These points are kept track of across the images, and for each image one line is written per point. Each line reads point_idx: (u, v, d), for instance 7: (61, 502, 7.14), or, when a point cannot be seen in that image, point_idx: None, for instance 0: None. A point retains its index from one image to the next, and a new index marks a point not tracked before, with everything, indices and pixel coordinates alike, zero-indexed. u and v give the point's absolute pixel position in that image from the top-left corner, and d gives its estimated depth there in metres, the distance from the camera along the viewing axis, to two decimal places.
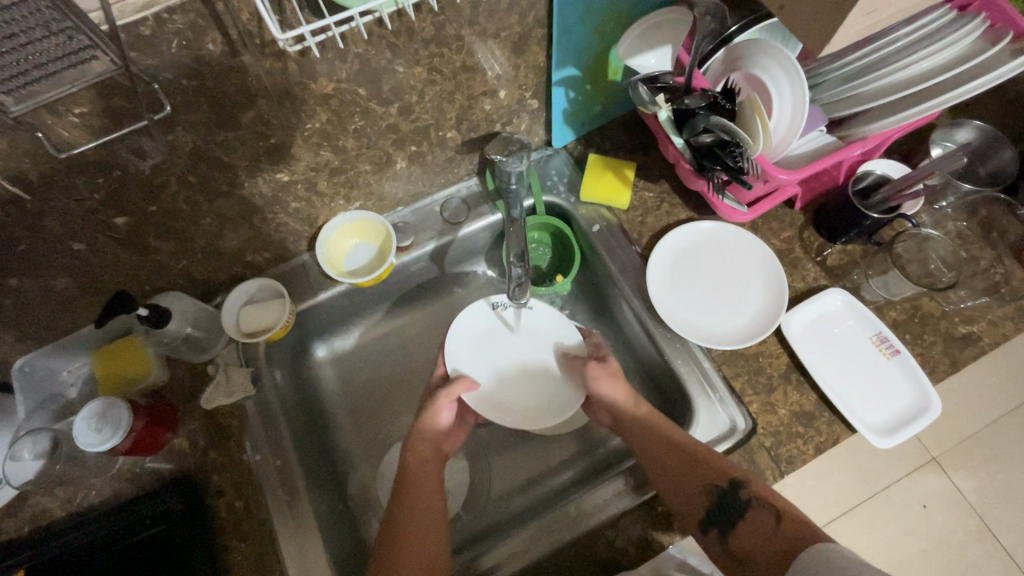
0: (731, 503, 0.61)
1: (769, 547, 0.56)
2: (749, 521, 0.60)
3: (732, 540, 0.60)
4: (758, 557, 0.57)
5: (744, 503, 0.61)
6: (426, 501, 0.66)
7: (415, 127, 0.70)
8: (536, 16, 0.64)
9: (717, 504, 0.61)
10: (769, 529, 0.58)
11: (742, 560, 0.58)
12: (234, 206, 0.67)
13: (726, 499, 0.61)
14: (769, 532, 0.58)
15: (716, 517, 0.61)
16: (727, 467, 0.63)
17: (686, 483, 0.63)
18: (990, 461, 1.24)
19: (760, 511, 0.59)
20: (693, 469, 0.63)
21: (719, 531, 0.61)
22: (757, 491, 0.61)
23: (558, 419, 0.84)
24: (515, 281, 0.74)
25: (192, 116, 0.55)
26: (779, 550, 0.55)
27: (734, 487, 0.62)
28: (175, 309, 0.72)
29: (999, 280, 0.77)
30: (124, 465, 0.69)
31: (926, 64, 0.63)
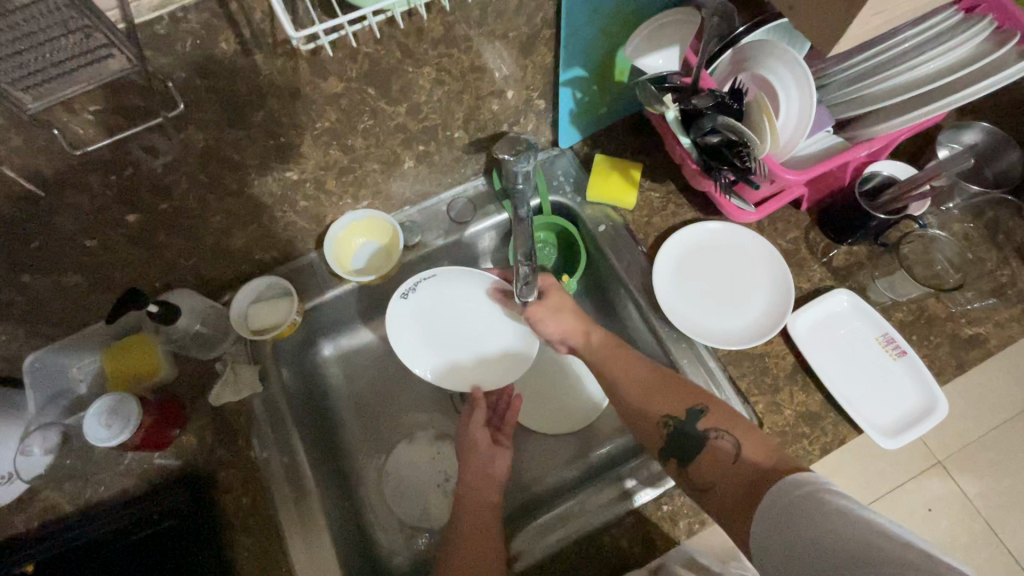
0: (688, 434, 0.60)
1: (732, 476, 0.55)
2: (710, 452, 0.58)
3: (693, 471, 0.59)
4: (721, 488, 0.56)
5: (703, 435, 0.60)
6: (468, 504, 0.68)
7: (423, 127, 0.71)
8: (545, 16, 0.64)
9: (675, 436, 0.61)
10: (728, 456, 0.57)
11: (704, 489, 0.57)
12: (243, 204, 0.68)
13: (682, 428, 0.61)
14: (731, 462, 0.56)
15: (675, 445, 0.61)
16: (687, 398, 0.63)
17: (646, 422, 0.64)
18: (996, 464, 1.23)
19: (720, 442, 0.58)
20: (652, 404, 0.64)
21: (680, 462, 0.60)
22: (717, 420, 0.60)
23: (565, 418, 0.85)
24: (523, 279, 0.73)
25: (204, 114, 0.56)
26: (738, 479, 0.54)
27: (692, 417, 0.61)
28: (185, 305, 0.73)
29: (1006, 281, 0.77)
30: (132, 461, 0.69)
31: (932, 66, 0.63)
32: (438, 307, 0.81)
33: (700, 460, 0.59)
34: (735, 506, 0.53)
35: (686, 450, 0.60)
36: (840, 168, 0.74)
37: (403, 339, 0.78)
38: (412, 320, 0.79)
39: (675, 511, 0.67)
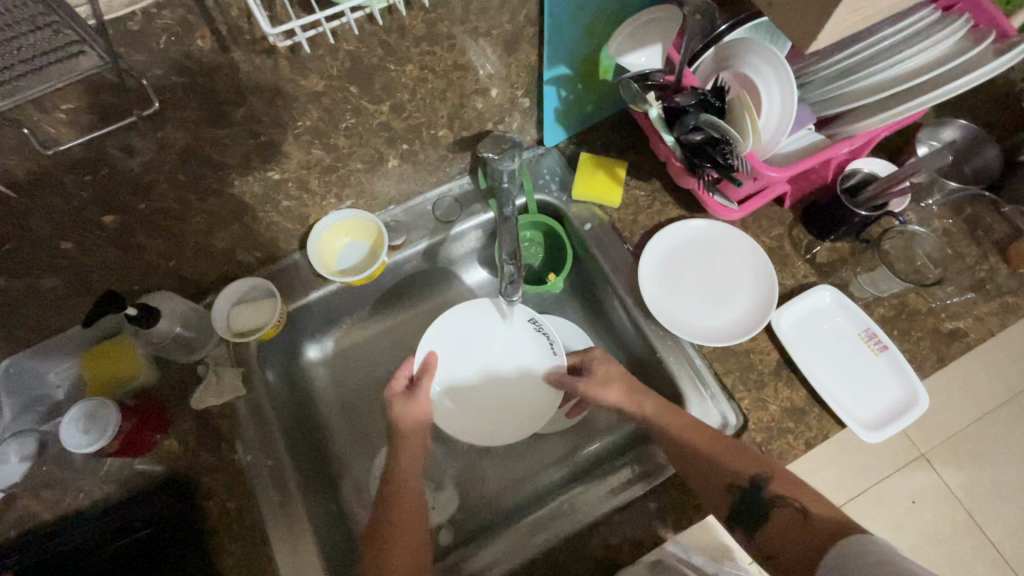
0: (755, 503, 0.62)
1: (801, 547, 0.58)
2: (774, 519, 0.61)
3: (760, 538, 0.62)
4: (784, 555, 0.59)
5: (768, 501, 0.62)
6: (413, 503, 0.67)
7: (407, 126, 0.70)
8: (528, 14, 0.64)
9: (741, 508, 0.63)
10: (797, 526, 0.60)
11: (771, 558, 0.60)
12: (224, 205, 0.67)
13: (750, 496, 0.62)
14: (799, 530, 0.59)
15: (740, 517, 0.63)
16: (746, 464, 0.64)
17: (708, 489, 0.64)
18: (977, 456, 1.26)
19: (785, 510, 0.61)
20: (721, 470, 0.63)
21: (745, 527, 0.63)
22: (780, 486, 0.62)
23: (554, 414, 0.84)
24: (507, 278, 0.73)
25: (182, 113, 0.55)
26: (808, 549, 0.57)
27: (756, 487, 0.62)
28: (165, 308, 0.71)
29: (984, 277, 0.77)
30: (112, 467, 0.67)
31: (910, 63, 0.64)
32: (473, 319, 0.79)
33: (767, 529, 0.61)
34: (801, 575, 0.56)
35: (749, 515, 0.63)
36: (823, 164, 0.74)
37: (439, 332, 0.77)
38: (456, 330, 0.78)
39: (662, 508, 0.67)
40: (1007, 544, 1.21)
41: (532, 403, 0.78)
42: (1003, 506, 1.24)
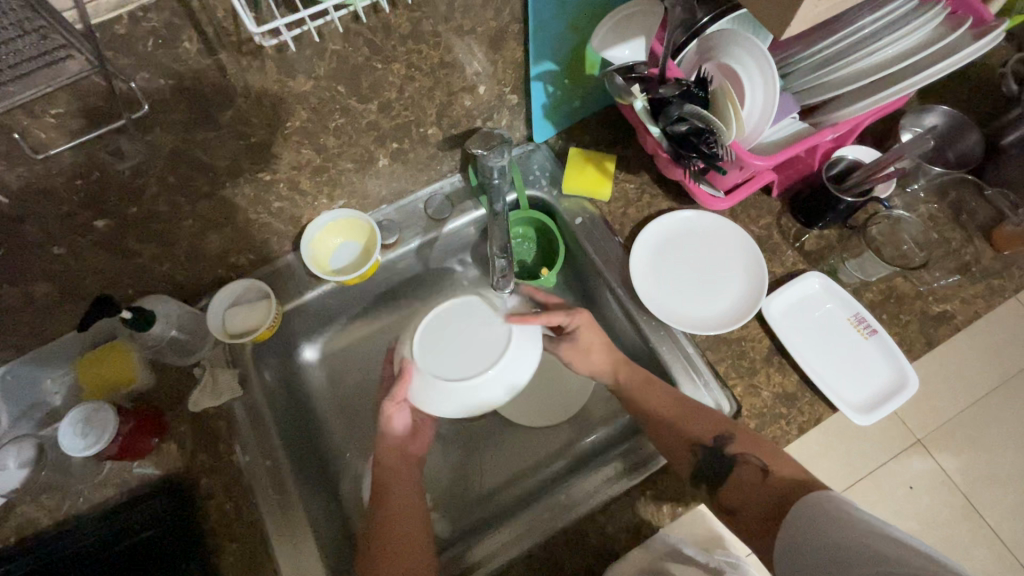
0: (719, 461, 0.65)
1: (759, 500, 0.62)
2: (739, 475, 0.64)
3: (723, 493, 0.65)
4: (747, 506, 0.62)
5: (730, 458, 0.65)
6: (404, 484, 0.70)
7: (396, 124, 0.71)
8: (512, 10, 0.65)
9: (705, 465, 0.65)
10: (757, 480, 0.63)
11: (734, 512, 0.63)
12: (216, 207, 0.67)
13: (713, 453, 0.65)
14: (757, 484, 0.63)
15: (704, 474, 0.65)
16: (710, 426, 0.67)
17: (672, 449, 0.67)
18: (973, 440, 1.27)
19: (748, 466, 0.64)
20: (682, 429, 0.67)
21: (709, 485, 0.65)
22: (744, 443, 0.65)
23: (555, 404, 0.85)
24: (499, 271, 0.73)
25: (171, 116, 0.55)
26: (767, 505, 0.61)
27: (720, 443, 0.66)
28: (159, 311, 0.72)
29: (970, 260, 0.79)
30: (112, 470, 0.68)
31: (891, 50, 0.65)
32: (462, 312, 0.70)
33: (728, 484, 0.65)
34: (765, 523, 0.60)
35: (714, 471, 0.65)
36: (807, 153, 0.76)
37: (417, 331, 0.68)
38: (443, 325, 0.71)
39: (658, 496, 0.68)
40: (1003, 526, 1.23)
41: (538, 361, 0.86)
42: (999, 488, 1.25)
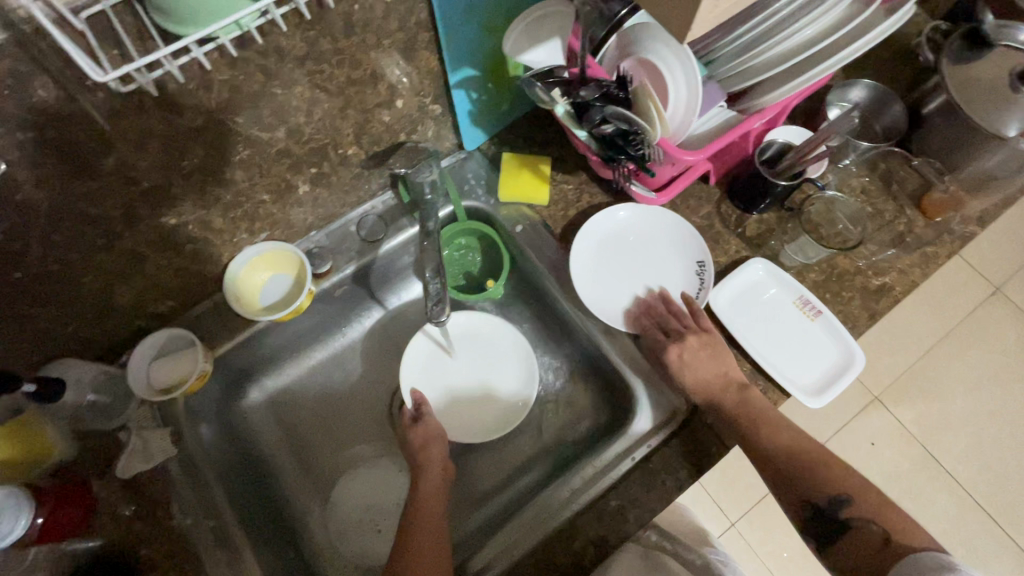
0: (830, 524, 0.60)
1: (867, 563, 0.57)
2: (855, 539, 0.58)
3: (831, 555, 0.60)
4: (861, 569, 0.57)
5: (848, 521, 0.59)
6: (435, 480, 0.69)
7: (310, 149, 0.66)
8: (418, 19, 0.61)
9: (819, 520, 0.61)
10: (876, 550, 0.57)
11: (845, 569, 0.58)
12: (117, 258, 0.61)
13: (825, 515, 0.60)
14: (875, 553, 0.57)
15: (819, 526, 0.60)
16: (830, 484, 0.62)
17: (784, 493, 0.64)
18: (926, 392, 1.32)
19: (866, 530, 0.58)
20: (814, 478, 0.62)
21: (818, 546, 0.61)
22: (863, 509, 0.59)
23: (493, 419, 0.78)
24: (433, 297, 0.67)
25: (40, 170, 0.49)
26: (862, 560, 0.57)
27: (833, 507, 0.60)
28: (69, 377, 0.66)
29: (904, 230, 0.80)
30: (40, 553, 0.60)
31: (808, 32, 0.65)
32: (627, 236, 0.78)
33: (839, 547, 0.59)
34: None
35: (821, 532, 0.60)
36: (741, 138, 0.75)
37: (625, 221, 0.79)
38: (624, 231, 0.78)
39: (624, 504, 0.66)
40: (961, 470, 1.28)
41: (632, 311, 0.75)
42: (954, 434, 1.30)
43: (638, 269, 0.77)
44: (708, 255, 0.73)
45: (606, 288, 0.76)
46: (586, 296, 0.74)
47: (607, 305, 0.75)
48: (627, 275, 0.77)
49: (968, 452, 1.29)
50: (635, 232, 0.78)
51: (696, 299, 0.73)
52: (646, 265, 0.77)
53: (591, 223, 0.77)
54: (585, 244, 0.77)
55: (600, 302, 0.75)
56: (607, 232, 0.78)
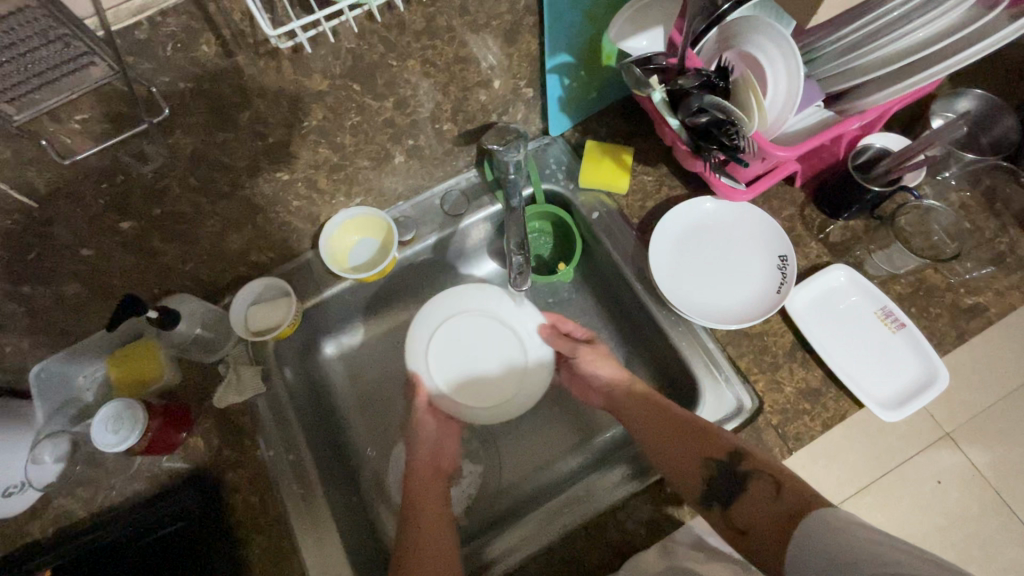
0: (731, 479, 0.61)
1: (764, 518, 0.57)
2: (750, 494, 0.60)
3: (734, 514, 0.60)
4: (759, 531, 0.57)
5: (743, 478, 0.61)
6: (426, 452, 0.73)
7: (411, 121, 0.71)
8: (527, 3, 0.65)
9: (715, 484, 0.62)
10: (772, 497, 0.58)
11: (746, 532, 0.58)
12: (236, 207, 0.68)
13: (720, 477, 0.62)
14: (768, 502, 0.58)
15: (716, 491, 0.61)
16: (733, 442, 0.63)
17: (684, 464, 0.63)
18: (1006, 434, 1.22)
19: (759, 482, 0.60)
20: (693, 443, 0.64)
21: (722, 505, 0.61)
22: (758, 464, 0.61)
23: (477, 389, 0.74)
24: (515, 270, 0.74)
25: (191, 118, 0.57)
26: (773, 517, 0.56)
27: (730, 464, 0.62)
28: (183, 310, 0.73)
29: (1004, 249, 0.76)
30: (144, 463, 0.70)
31: (920, 34, 0.63)
32: (705, 231, 0.79)
33: (740, 506, 0.60)
34: (766, 556, 0.55)
35: (723, 494, 0.61)
36: (834, 141, 0.73)
37: (704, 214, 0.79)
38: (702, 224, 0.79)
39: (678, 492, 0.68)
40: None
41: (705, 302, 0.75)
42: None
43: (719, 260, 0.77)
44: (792, 249, 0.73)
45: (681, 278, 0.77)
46: (661, 282, 0.75)
47: (681, 294, 0.75)
48: (703, 266, 0.77)
49: None
50: (714, 225, 0.79)
51: (778, 292, 0.73)
52: (727, 257, 0.77)
53: (674, 211, 0.78)
54: (664, 231, 0.78)
55: (672, 289, 0.75)
56: (689, 221, 0.79)
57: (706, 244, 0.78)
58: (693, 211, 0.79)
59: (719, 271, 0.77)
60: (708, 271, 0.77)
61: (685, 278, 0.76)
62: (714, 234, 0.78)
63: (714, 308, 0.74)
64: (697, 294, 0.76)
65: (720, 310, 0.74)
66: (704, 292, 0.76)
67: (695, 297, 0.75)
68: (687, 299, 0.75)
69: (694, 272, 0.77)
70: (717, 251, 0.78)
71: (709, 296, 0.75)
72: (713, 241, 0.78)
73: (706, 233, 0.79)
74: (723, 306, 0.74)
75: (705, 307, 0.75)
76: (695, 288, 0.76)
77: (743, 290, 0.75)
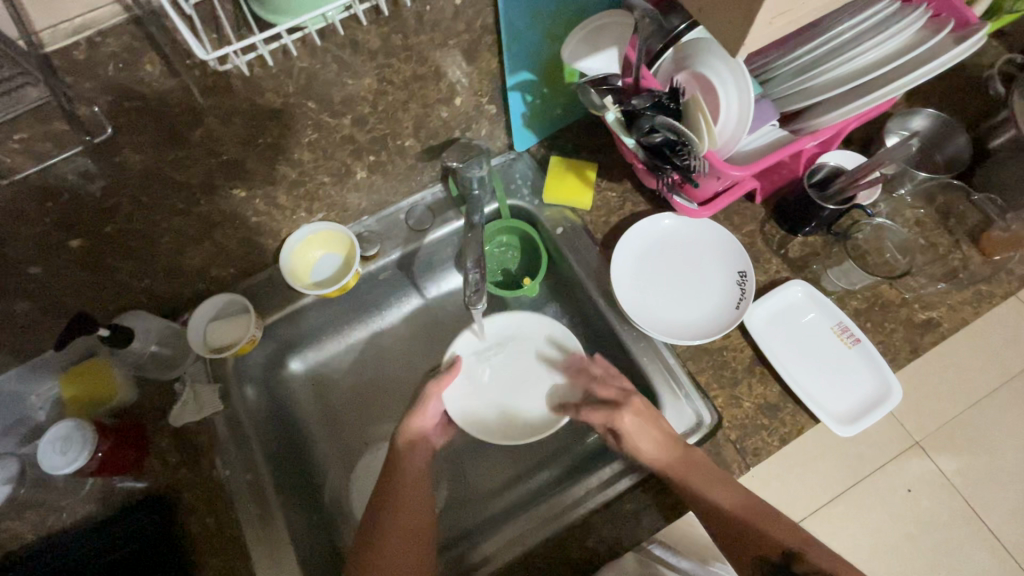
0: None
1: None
2: None
3: None
4: None
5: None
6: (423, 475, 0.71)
7: (372, 138, 0.71)
8: (483, 22, 0.65)
9: (769, 573, 0.64)
10: None
11: None
12: (192, 224, 0.67)
13: (776, 569, 0.64)
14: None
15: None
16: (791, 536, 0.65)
17: (737, 554, 0.65)
18: (973, 442, 1.24)
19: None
20: (765, 538, 0.65)
21: None
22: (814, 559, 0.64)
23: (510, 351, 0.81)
24: (472, 286, 0.71)
25: (140, 136, 0.56)
26: None
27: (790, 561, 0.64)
28: (137, 328, 0.71)
29: (957, 265, 0.78)
30: (95, 484, 0.68)
31: (871, 55, 0.64)
32: (668, 246, 0.79)
33: None
34: None
35: None
36: (791, 158, 0.75)
37: (668, 229, 0.80)
38: (664, 240, 0.80)
39: (638, 509, 0.68)
40: (1003, 529, 1.21)
41: (666, 318, 0.75)
42: (999, 491, 1.22)
43: (681, 275, 0.78)
44: (750, 265, 0.74)
45: (645, 294, 0.77)
46: (623, 297, 0.75)
47: (643, 309, 0.76)
48: (665, 281, 0.78)
49: (1013, 512, 1.21)
50: (676, 241, 0.80)
51: (738, 307, 0.73)
52: (689, 272, 0.78)
53: (636, 226, 0.79)
54: (626, 247, 0.78)
55: (632, 305, 0.75)
56: (651, 236, 0.80)
57: (667, 259, 0.79)
58: (654, 225, 0.80)
59: (681, 287, 0.77)
60: (670, 287, 0.77)
61: (648, 296, 0.77)
62: (678, 250, 0.79)
63: (675, 324, 0.75)
64: (659, 309, 0.76)
65: (680, 326, 0.75)
66: (665, 306, 0.76)
67: (655, 313, 0.76)
68: (648, 314, 0.76)
69: (655, 287, 0.77)
70: (679, 267, 0.78)
71: (671, 311, 0.76)
72: (675, 257, 0.79)
73: (668, 248, 0.79)
74: (683, 322, 0.75)
75: (666, 323, 0.75)
76: (656, 304, 0.76)
77: (704, 305, 0.76)
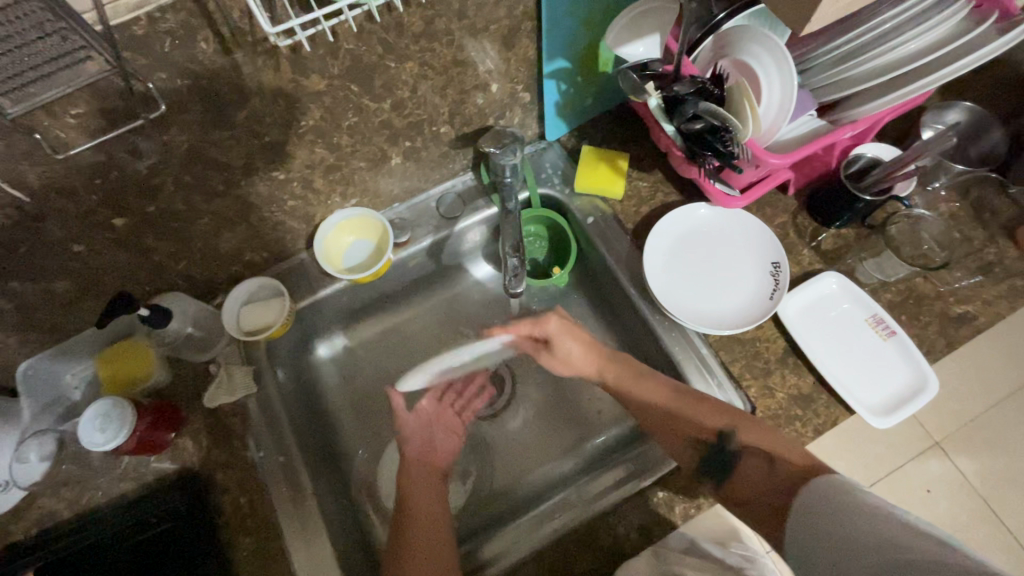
0: (725, 452, 0.67)
1: (759, 485, 0.63)
2: (742, 467, 0.66)
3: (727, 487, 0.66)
4: (755, 498, 0.63)
5: (736, 452, 0.66)
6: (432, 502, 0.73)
7: (409, 123, 0.71)
8: (525, 7, 0.65)
9: (708, 459, 0.67)
10: (764, 471, 0.63)
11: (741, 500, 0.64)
12: (230, 206, 0.68)
13: (715, 448, 0.67)
14: (764, 476, 0.63)
15: (708, 466, 0.67)
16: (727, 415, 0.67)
17: (679, 441, 0.69)
18: (994, 442, 1.23)
19: (750, 456, 0.65)
20: (694, 421, 0.68)
21: (721, 477, 0.67)
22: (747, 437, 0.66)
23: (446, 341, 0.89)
24: (512, 272, 0.75)
25: (186, 115, 0.56)
26: (773, 498, 0.61)
27: (722, 440, 0.67)
28: (176, 309, 0.72)
29: (993, 259, 0.77)
30: (130, 463, 0.69)
31: (911, 45, 0.63)
32: (700, 236, 0.79)
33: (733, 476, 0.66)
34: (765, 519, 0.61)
35: (716, 463, 0.67)
36: (826, 151, 0.74)
37: (700, 219, 0.80)
38: (697, 230, 0.79)
39: (670, 497, 0.68)
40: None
41: (699, 307, 0.75)
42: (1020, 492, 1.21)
43: (714, 266, 0.78)
44: (785, 255, 0.74)
45: (677, 282, 0.77)
46: (656, 286, 0.75)
47: (675, 299, 0.76)
48: (697, 271, 0.77)
49: None
50: (709, 231, 0.79)
51: (772, 297, 0.73)
52: (721, 263, 0.78)
53: (670, 216, 0.79)
54: (659, 236, 0.78)
55: (665, 295, 0.75)
56: (684, 227, 0.80)
57: (699, 248, 0.79)
58: (687, 215, 0.80)
59: (712, 277, 0.77)
60: (702, 277, 0.77)
61: (681, 284, 0.77)
62: (710, 240, 0.79)
63: (708, 314, 0.75)
64: (691, 298, 0.76)
65: (712, 316, 0.75)
66: (698, 296, 0.76)
67: (687, 301, 0.76)
68: (680, 302, 0.75)
69: (687, 277, 0.77)
70: (711, 258, 0.78)
71: (703, 300, 0.76)
72: (707, 247, 0.79)
73: (700, 238, 0.79)
74: (715, 312, 0.75)
75: (698, 313, 0.75)
76: (689, 293, 0.76)
77: (737, 295, 0.76)
